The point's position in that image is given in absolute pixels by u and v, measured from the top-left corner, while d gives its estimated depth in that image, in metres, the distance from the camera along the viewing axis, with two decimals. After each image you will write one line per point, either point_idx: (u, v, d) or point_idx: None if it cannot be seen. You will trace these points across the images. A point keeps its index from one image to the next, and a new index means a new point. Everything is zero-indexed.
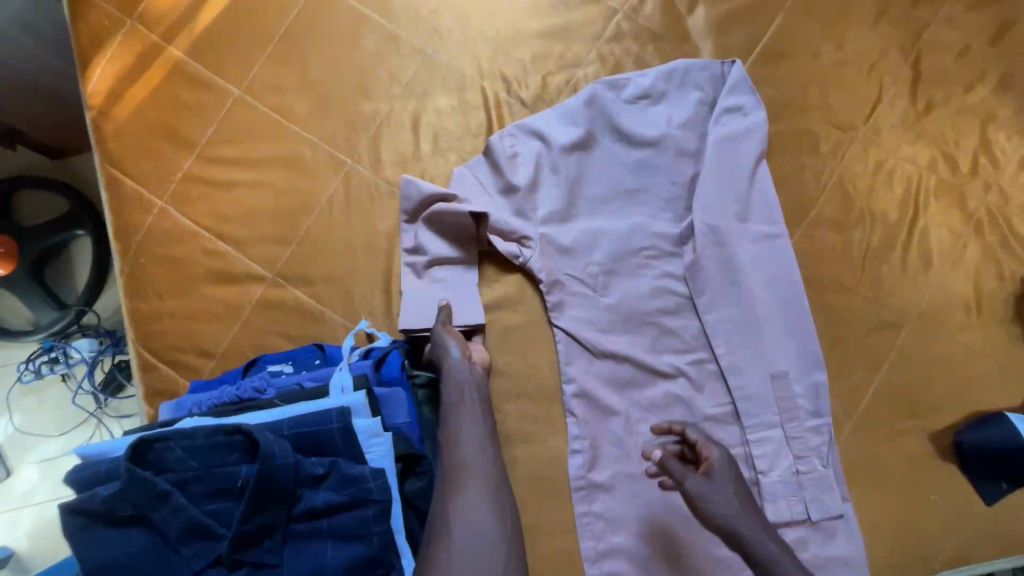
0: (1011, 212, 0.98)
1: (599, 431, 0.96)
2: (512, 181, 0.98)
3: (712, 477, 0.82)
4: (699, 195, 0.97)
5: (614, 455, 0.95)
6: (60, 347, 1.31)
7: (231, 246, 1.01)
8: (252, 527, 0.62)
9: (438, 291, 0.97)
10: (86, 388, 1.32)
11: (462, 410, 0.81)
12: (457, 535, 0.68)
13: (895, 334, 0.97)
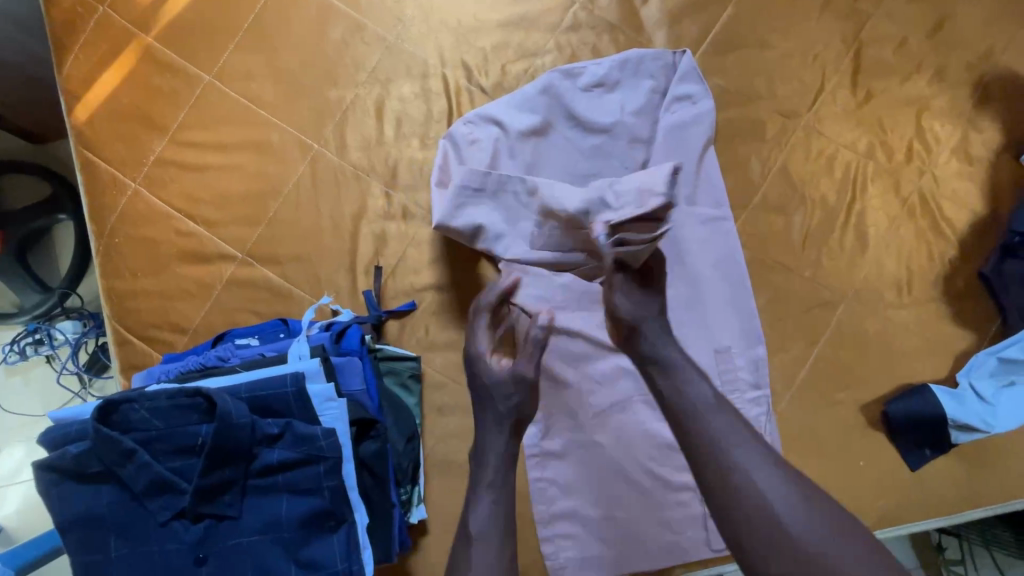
0: (943, 197, 1.04)
1: (552, 402, 1.02)
2: (472, 186, 0.98)
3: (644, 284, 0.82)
4: None
5: (567, 427, 1.01)
6: (43, 329, 1.34)
7: (202, 226, 1.05)
8: (214, 481, 0.68)
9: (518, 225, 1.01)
10: (70, 368, 1.36)
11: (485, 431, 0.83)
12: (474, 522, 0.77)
13: (831, 312, 1.03)
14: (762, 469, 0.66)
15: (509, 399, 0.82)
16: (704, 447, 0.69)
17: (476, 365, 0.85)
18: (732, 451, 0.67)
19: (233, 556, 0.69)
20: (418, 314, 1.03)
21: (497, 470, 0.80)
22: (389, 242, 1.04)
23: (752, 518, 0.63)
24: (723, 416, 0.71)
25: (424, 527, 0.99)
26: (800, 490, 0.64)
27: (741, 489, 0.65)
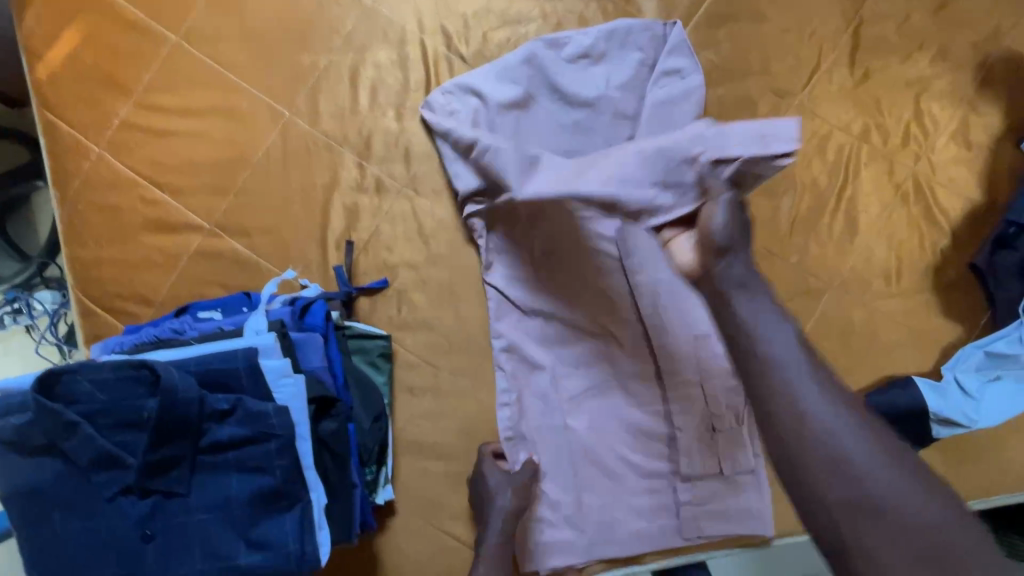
0: (938, 184, 1.00)
1: (526, 383, 0.99)
2: (528, 160, 0.94)
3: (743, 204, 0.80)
4: None
5: (542, 414, 0.98)
6: (21, 299, 1.23)
7: (169, 195, 1.01)
8: (162, 457, 0.66)
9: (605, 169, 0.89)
10: (49, 339, 1.23)
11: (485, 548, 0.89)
12: None
13: (816, 300, 0.99)
14: (834, 411, 0.61)
15: (500, 524, 0.90)
16: (767, 365, 0.65)
17: (477, 495, 0.94)
18: (805, 391, 0.62)
19: (182, 533, 0.67)
20: (390, 291, 1.00)
21: (496, 554, 0.89)
22: (362, 217, 1.00)
23: (815, 456, 0.59)
24: (793, 349, 0.65)
25: (392, 508, 0.97)
26: (873, 439, 0.59)
27: (807, 428, 0.60)
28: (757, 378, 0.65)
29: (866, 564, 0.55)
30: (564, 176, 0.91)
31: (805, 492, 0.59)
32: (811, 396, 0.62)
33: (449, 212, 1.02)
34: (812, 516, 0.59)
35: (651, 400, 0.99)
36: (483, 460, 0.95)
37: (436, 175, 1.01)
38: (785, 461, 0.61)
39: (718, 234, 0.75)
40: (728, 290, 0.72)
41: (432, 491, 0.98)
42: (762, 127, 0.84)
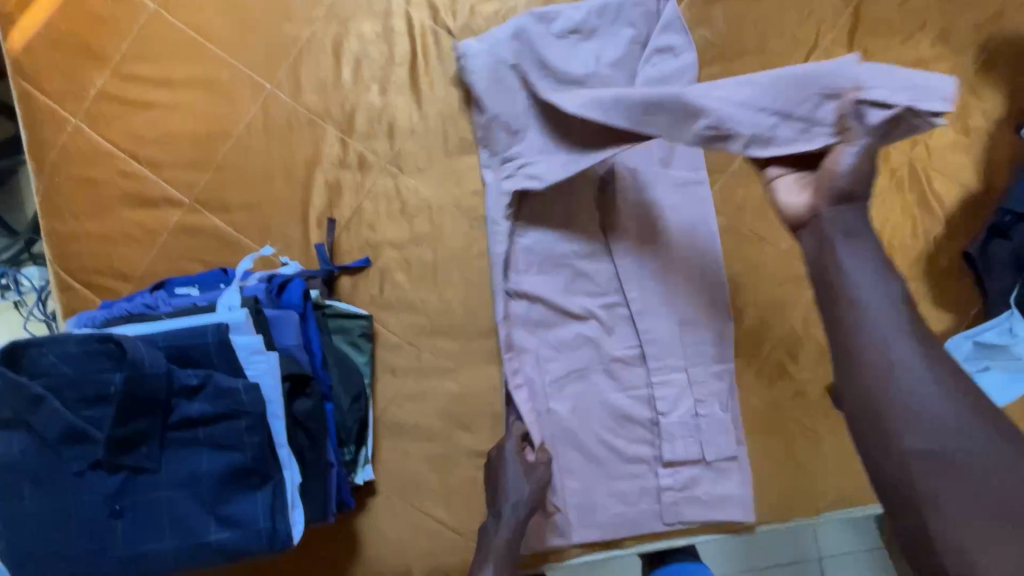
0: (934, 170, 0.98)
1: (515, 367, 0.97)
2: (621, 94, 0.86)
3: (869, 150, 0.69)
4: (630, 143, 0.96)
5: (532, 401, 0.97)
6: (10, 275, 1.14)
7: (148, 168, 0.99)
8: (129, 432, 0.65)
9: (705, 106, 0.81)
10: (38, 316, 1.14)
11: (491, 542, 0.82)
12: None
13: (805, 287, 0.98)
14: (930, 373, 0.58)
15: (509, 518, 0.84)
16: (862, 323, 0.61)
17: (492, 485, 0.89)
18: (900, 344, 0.59)
19: (150, 509, 0.67)
20: (372, 271, 0.98)
21: (502, 549, 0.82)
22: (344, 194, 0.99)
23: (899, 406, 0.57)
24: (895, 309, 0.61)
25: (372, 488, 0.97)
26: (960, 399, 0.57)
27: (894, 379, 0.58)
28: (845, 324, 0.62)
29: (934, 514, 0.55)
30: (659, 94, 0.83)
31: (880, 438, 0.58)
32: (906, 352, 0.59)
33: (433, 190, 0.99)
34: (885, 462, 0.58)
35: (635, 384, 0.98)
36: (504, 446, 0.91)
37: (420, 152, 0.99)
38: (863, 408, 0.59)
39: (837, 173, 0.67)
40: (833, 234, 0.65)
41: (414, 472, 0.97)
42: (922, 76, 0.72)
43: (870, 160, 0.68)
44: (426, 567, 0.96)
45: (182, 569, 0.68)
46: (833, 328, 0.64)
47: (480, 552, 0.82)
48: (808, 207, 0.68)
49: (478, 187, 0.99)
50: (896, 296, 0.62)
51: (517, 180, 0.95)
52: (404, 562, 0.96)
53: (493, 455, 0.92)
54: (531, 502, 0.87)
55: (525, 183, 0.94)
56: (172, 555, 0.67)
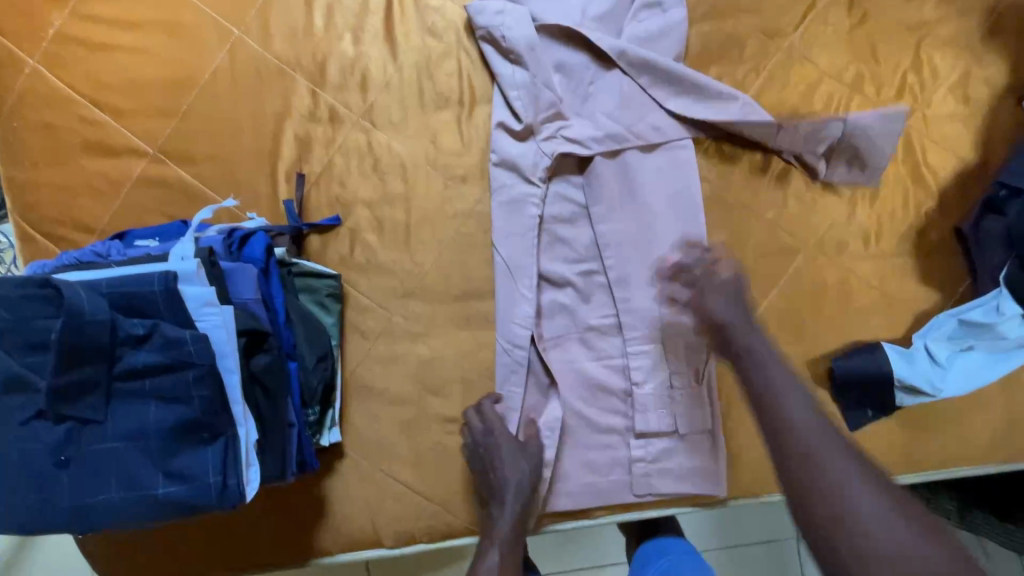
0: (930, 140, 0.94)
1: (502, 335, 0.95)
2: (666, 69, 0.91)
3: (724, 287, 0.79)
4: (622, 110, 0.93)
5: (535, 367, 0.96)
6: None
7: (110, 115, 0.95)
8: (70, 382, 0.62)
9: (719, 107, 0.92)
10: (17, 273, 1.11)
11: (497, 526, 0.87)
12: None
13: (789, 259, 0.95)
14: (857, 474, 0.57)
15: (514, 500, 0.87)
16: (784, 422, 0.62)
17: (486, 470, 0.90)
18: (824, 446, 0.59)
19: (96, 461, 0.65)
20: (343, 230, 0.95)
21: (510, 531, 0.86)
22: (314, 148, 0.95)
23: (834, 508, 0.55)
24: (813, 409, 0.63)
25: (340, 451, 0.95)
26: (887, 494, 0.55)
27: (822, 483, 0.57)
28: (776, 434, 0.62)
29: None
30: (694, 80, 0.91)
31: (818, 529, 0.56)
32: (830, 452, 0.59)
33: (407, 147, 0.95)
34: (831, 573, 0.54)
35: (610, 353, 0.96)
36: (492, 430, 0.91)
37: (394, 106, 0.95)
38: (806, 522, 0.57)
39: (720, 314, 0.76)
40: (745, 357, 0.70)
41: (382, 437, 0.95)
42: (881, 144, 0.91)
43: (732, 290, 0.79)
44: (393, 531, 0.95)
45: (131, 522, 0.66)
46: (763, 423, 0.64)
47: (485, 540, 0.86)
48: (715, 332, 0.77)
49: (454, 145, 0.95)
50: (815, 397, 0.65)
51: (557, 144, 0.93)
52: (372, 526, 0.95)
53: (479, 443, 0.91)
54: (530, 483, 0.89)
55: (566, 147, 0.93)
56: (119, 509, 0.65)
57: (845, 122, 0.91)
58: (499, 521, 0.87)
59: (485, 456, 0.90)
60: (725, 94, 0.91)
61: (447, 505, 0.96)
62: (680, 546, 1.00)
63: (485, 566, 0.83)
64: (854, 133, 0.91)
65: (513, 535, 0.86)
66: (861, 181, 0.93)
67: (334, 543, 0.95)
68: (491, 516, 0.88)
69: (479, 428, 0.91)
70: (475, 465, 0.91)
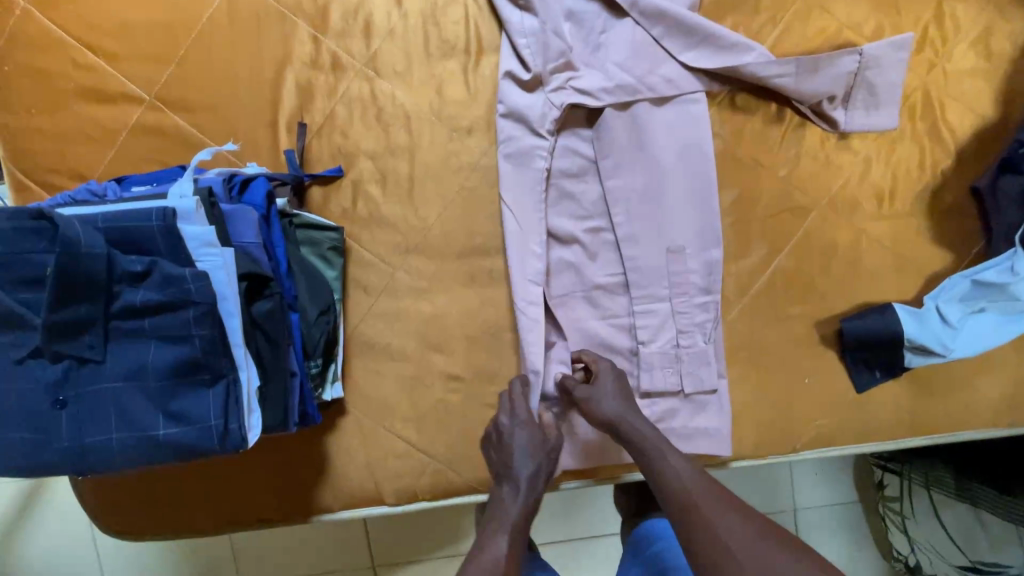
0: (949, 96, 0.91)
1: (512, 293, 0.92)
2: (678, 19, 0.88)
3: (604, 381, 0.86)
4: (634, 60, 0.90)
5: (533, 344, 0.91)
6: None
7: (104, 60, 0.92)
8: (67, 318, 0.61)
9: (733, 58, 0.89)
10: None
11: (505, 505, 0.80)
12: (473, 559, 0.73)
13: (801, 218, 0.93)
14: (732, 519, 0.69)
15: (528, 491, 0.80)
16: (673, 494, 0.74)
17: (502, 455, 0.84)
18: (702, 499, 0.72)
19: (95, 402, 0.63)
20: (346, 182, 0.93)
21: (518, 513, 0.78)
22: (316, 97, 0.92)
23: (716, 553, 0.67)
24: (693, 474, 0.75)
25: (342, 408, 0.94)
26: (762, 532, 0.68)
27: (705, 532, 0.69)
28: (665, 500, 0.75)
29: None
30: (708, 30, 0.88)
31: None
32: (706, 503, 0.71)
33: (411, 97, 0.92)
34: None
35: (616, 312, 0.94)
36: (515, 413, 0.86)
37: (397, 54, 0.92)
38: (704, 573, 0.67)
39: (604, 410, 0.84)
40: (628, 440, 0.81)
41: (385, 393, 0.94)
42: (895, 91, 0.90)
43: (617, 385, 0.86)
44: (395, 488, 0.95)
45: (132, 465, 0.65)
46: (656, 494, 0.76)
47: (492, 518, 0.79)
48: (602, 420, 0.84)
49: (460, 97, 0.92)
50: (691, 459, 0.78)
51: (566, 95, 0.90)
52: (373, 483, 0.95)
53: (502, 426, 0.86)
54: (544, 472, 0.83)
55: (576, 98, 0.90)
56: (118, 450, 0.64)
57: (862, 55, 0.88)
58: (506, 502, 0.80)
59: (503, 438, 0.85)
60: (739, 45, 0.88)
61: (449, 463, 0.95)
62: (662, 538, 0.94)
63: (489, 540, 0.75)
64: (869, 71, 0.89)
65: (520, 517, 0.78)
66: (878, 125, 0.91)
67: (335, 499, 0.95)
68: (496, 498, 0.81)
69: (506, 407, 0.87)
70: (494, 447, 0.86)
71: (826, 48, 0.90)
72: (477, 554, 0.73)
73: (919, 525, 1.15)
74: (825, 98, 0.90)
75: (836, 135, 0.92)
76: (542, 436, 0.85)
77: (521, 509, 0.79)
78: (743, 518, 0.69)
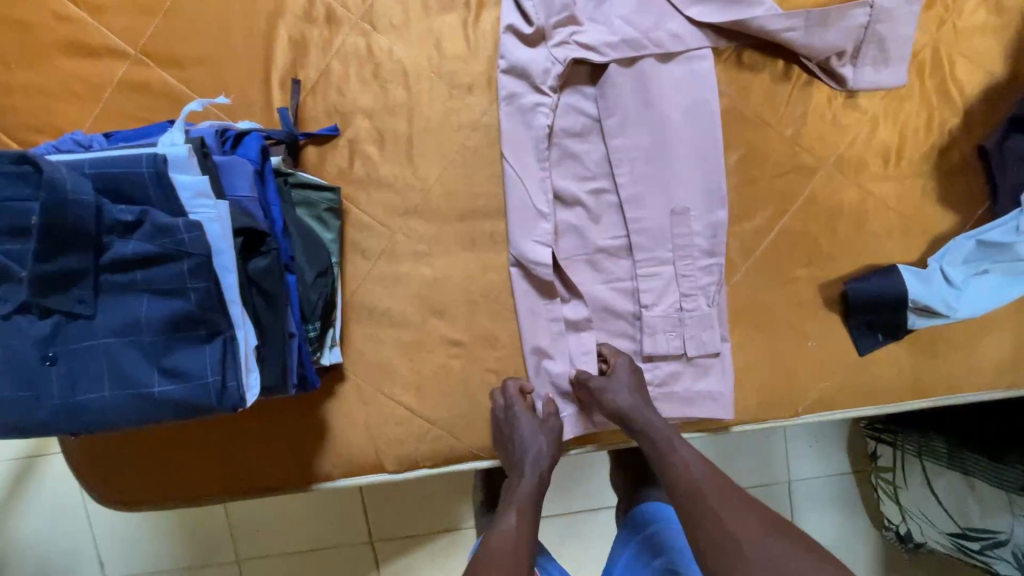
0: (959, 54, 0.90)
1: (522, 252, 0.90)
2: None
3: (614, 373, 0.88)
4: (640, 14, 0.88)
5: (537, 290, 0.92)
6: None
7: (87, 12, 0.87)
8: (56, 270, 0.58)
9: (744, 11, 0.86)
10: None
11: (516, 492, 0.83)
12: (487, 547, 0.75)
13: (806, 179, 0.92)
14: (736, 511, 0.70)
15: (534, 470, 0.84)
16: (685, 492, 0.74)
17: (509, 440, 0.88)
18: (711, 493, 0.73)
19: (87, 359, 0.61)
20: (342, 141, 0.90)
21: (528, 498, 0.81)
22: (311, 52, 0.89)
23: (723, 542, 0.68)
24: (707, 471, 0.75)
25: (341, 373, 0.93)
26: (767, 524, 0.68)
27: (714, 526, 0.69)
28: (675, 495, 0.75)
29: None
30: None
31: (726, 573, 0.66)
32: (715, 496, 0.72)
33: (409, 53, 0.90)
34: None
35: (619, 276, 0.93)
36: (512, 405, 0.88)
37: (395, 7, 0.89)
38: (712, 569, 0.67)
39: (617, 402, 0.84)
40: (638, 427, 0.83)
41: (384, 359, 0.93)
42: (902, 47, 0.88)
43: (633, 375, 0.88)
44: (395, 455, 0.94)
45: (126, 424, 0.63)
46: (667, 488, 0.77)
47: (505, 503, 0.82)
48: (614, 407, 0.85)
49: (460, 52, 0.90)
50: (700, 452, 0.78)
51: (570, 50, 0.88)
52: (373, 450, 0.93)
53: (501, 418, 0.89)
54: (549, 452, 0.86)
55: (579, 53, 0.88)
56: (113, 409, 0.62)
57: (873, 8, 0.87)
58: (517, 492, 0.82)
59: (508, 429, 0.87)
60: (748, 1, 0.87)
61: (451, 429, 0.93)
62: (672, 522, 0.93)
63: (501, 526, 0.77)
64: (880, 24, 0.87)
65: (530, 504, 0.81)
66: (886, 82, 0.89)
67: (335, 466, 0.93)
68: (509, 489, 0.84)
69: (501, 402, 0.90)
70: (504, 442, 0.89)
71: (834, 3, 0.88)
72: (492, 541, 0.75)
73: (910, 493, 1.16)
74: (834, 54, 0.88)
75: (844, 92, 0.91)
76: (544, 426, 0.87)
77: (531, 498, 0.81)
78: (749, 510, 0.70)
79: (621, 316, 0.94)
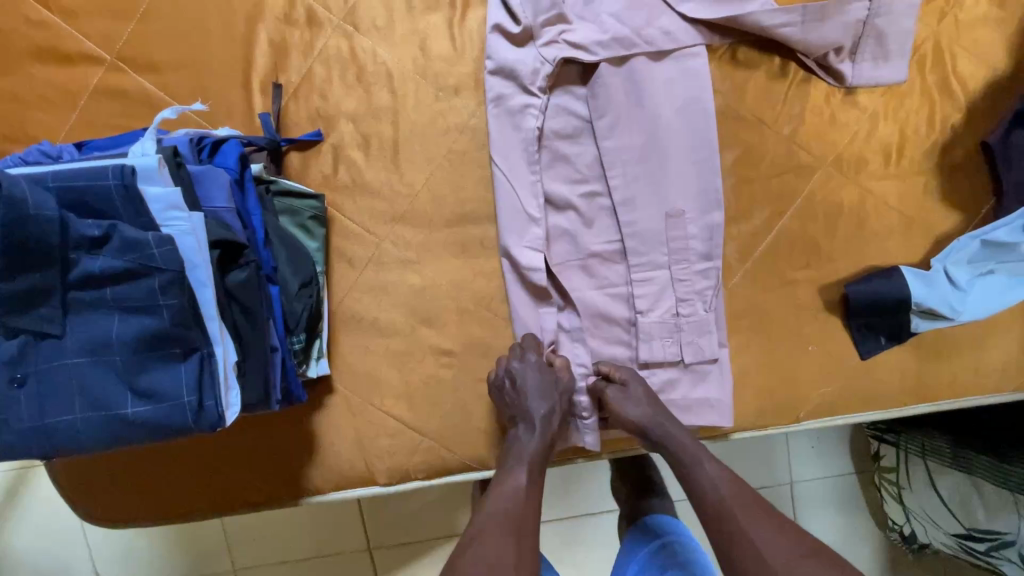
0: (960, 48, 0.87)
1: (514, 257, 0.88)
2: None
3: (626, 386, 0.85)
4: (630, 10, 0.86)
5: (528, 298, 0.90)
6: None
7: (60, 16, 0.85)
8: (18, 289, 0.56)
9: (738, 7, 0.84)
10: None
11: (522, 447, 0.81)
12: (492, 500, 0.73)
13: (804, 178, 0.89)
14: (765, 528, 0.68)
15: (544, 428, 0.82)
16: (715, 511, 0.72)
17: (512, 396, 0.83)
18: (739, 510, 0.70)
19: (55, 380, 0.59)
20: (326, 147, 0.87)
21: (534, 455, 0.80)
22: (292, 56, 0.87)
23: (755, 564, 0.65)
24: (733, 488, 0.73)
25: (329, 385, 0.90)
26: (799, 542, 0.66)
27: (744, 548, 0.67)
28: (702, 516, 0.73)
29: None
30: None
31: None
32: (744, 514, 0.70)
33: (393, 55, 0.87)
34: None
35: (614, 281, 0.90)
36: (526, 358, 0.85)
37: (378, 8, 0.87)
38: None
39: (634, 417, 0.81)
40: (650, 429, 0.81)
41: (373, 370, 0.90)
42: (902, 41, 0.85)
43: (649, 395, 0.84)
44: (386, 468, 0.91)
45: (98, 447, 0.61)
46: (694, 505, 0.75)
47: (511, 458, 0.80)
48: (637, 423, 0.82)
49: (446, 53, 0.87)
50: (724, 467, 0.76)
51: (559, 49, 0.85)
52: (363, 464, 0.91)
53: (510, 370, 0.84)
54: (557, 412, 0.84)
55: (569, 52, 0.85)
56: (85, 432, 0.60)
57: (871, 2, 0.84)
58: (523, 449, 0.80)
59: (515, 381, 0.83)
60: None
61: (443, 440, 0.91)
62: (677, 530, 0.92)
63: (507, 483, 0.75)
64: (879, 18, 0.85)
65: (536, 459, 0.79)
66: (885, 78, 0.87)
67: (324, 480, 0.91)
68: (513, 441, 0.82)
69: (514, 353, 0.86)
70: (503, 393, 0.85)
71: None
72: (498, 494, 0.74)
73: (916, 495, 1.13)
74: (832, 49, 0.86)
75: (843, 89, 0.88)
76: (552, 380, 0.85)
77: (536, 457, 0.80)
78: (779, 532, 0.67)
79: (615, 320, 0.91)
